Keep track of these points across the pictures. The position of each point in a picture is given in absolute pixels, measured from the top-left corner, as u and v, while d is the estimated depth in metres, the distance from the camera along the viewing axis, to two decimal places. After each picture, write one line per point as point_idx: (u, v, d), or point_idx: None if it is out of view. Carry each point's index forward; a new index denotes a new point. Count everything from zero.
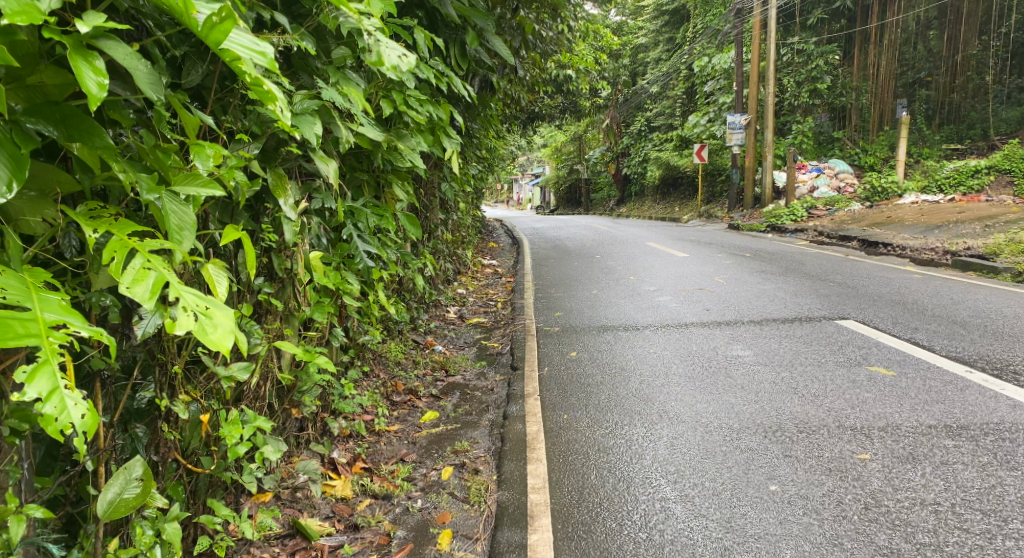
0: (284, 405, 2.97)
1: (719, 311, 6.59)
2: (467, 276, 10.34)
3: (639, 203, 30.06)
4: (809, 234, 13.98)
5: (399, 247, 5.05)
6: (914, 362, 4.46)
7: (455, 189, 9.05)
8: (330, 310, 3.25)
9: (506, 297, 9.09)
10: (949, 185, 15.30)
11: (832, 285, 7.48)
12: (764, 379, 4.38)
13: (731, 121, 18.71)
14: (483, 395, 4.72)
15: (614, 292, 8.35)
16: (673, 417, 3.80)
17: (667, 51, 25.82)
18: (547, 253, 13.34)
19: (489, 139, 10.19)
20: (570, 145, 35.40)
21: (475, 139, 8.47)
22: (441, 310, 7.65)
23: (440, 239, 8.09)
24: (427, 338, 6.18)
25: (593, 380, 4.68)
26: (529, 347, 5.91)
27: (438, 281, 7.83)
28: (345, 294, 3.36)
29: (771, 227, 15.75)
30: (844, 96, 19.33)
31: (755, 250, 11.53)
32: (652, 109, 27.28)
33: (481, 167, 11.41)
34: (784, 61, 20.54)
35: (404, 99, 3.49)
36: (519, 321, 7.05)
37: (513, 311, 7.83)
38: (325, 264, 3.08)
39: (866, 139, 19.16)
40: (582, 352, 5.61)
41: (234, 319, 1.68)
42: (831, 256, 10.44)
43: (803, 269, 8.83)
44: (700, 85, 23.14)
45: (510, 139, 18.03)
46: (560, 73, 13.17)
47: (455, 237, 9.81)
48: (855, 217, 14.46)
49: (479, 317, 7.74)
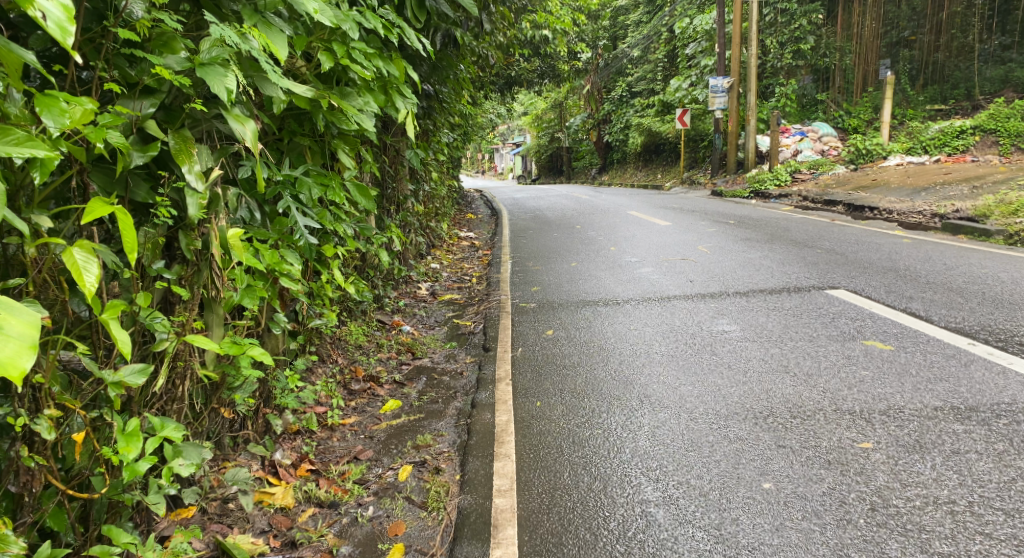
0: (211, 406, 2.64)
1: (702, 282, 6.27)
2: (442, 250, 9.98)
3: (621, 170, 29.75)
4: (793, 199, 13.70)
5: (356, 218, 4.70)
6: (912, 334, 4.14)
7: (425, 159, 8.65)
8: (266, 295, 2.91)
9: (481, 271, 8.76)
10: (934, 146, 15.03)
11: (820, 253, 7.17)
12: (751, 357, 4.06)
13: (713, 85, 18.34)
14: (452, 379, 4.39)
15: (594, 264, 8.04)
16: (654, 402, 3.48)
17: (647, 14, 25.34)
18: (526, 223, 13.00)
19: (461, 106, 9.80)
20: (550, 113, 34.99)
21: (444, 103, 8.08)
22: (411, 286, 7.30)
23: (410, 211, 7.72)
24: (394, 317, 5.86)
25: (570, 362, 4.35)
26: (502, 326, 5.57)
27: (408, 256, 7.47)
28: (283, 276, 3.02)
29: (755, 193, 15.47)
30: (828, 56, 19.00)
31: (740, 217, 11.23)
32: (632, 75, 26.88)
33: (455, 136, 10.99)
34: (768, 21, 19.88)
35: (347, 52, 3.22)
36: (494, 298, 6.72)
37: (488, 286, 7.50)
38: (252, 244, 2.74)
39: (849, 101, 18.88)
40: (559, 330, 5.26)
41: (30, 333, 1.51)
42: (818, 221, 10.14)
43: (789, 236, 8.53)
44: (681, 49, 22.73)
45: (488, 106, 17.63)
46: (536, 35, 12.71)
47: (428, 208, 9.45)
48: (839, 181, 14.17)
49: (452, 294, 7.40)
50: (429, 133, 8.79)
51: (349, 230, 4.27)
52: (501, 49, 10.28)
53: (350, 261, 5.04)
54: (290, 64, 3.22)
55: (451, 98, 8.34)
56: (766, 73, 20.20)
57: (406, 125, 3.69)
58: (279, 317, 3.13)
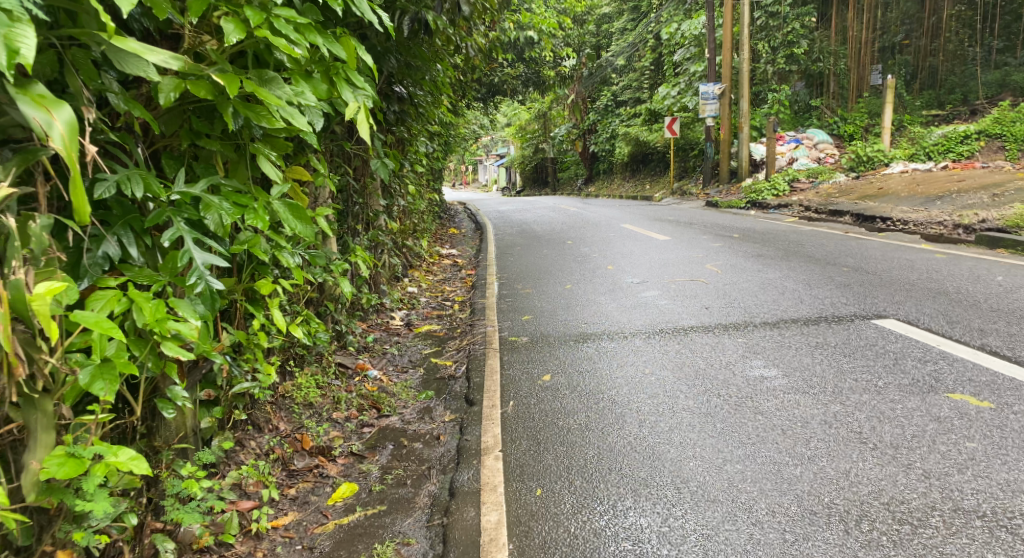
0: (43, 547, 1.93)
1: (720, 310, 5.39)
2: (421, 270, 9.07)
3: (608, 181, 28.94)
4: (795, 210, 12.89)
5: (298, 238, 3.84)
6: (1013, 387, 3.25)
7: (397, 171, 7.79)
8: (152, 368, 2.10)
9: (464, 294, 7.89)
10: (938, 153, 14.21)
11: (847, 272, 6.29)
12: (809, 419, 3.18)
13: (704, 91, 17.58)
14: (426, 448, 3.46)
15: (590, 286, 7.17)
16: (698, 492, 2.63)
17: (632, 21, 24.72)
18: (513, 238, 12.12)
19: (440, 113, 8.97)
20: (533, 124, 34.28)
21: (418, 106, 7.24)
22: (383, 316, 6.38)
23: (382, 229, 6.85)
24: (359, 359, 4.98)
25: (574, 423, 3.44)
26: (489, 369, 4.65)
27: (379, 281, 6.59)
28: (165, 341, 2.08)
29: (752, 203, 14.66)
30: (822, 61, 18.17)
31: (743, 229, 10.40)
32: (617, 84, 26.19)
33: (434, 147, 10.13)
34: (758, 25, 18.75)
35: (268, 19, 2.36)
36: (478, 330, 5.84)
37: (472, 314, 6.59)
38: (130, 298, 2.01)
39: (844, 107, 18.13)
40: (558, 375, 4.33)
41: None
42: (831, 234, 9.29)
43: (805, 251, 7.68)
44: (668, 56, 22.04)
45: (470, 116, 16.80)
46: (520, 37, 11.91)
47: (404, 224, 8.59)
48: (842, 189, 13.34)
49: (431, 324, 6.47)
50: (405, 143, 7.94)
51: (290, 258, 3.40)
52: (480, 51, 9.48)
53: (298, 295, 4.14)
54: (194, 38, 2.40)
55: (430, 102, 7.52)
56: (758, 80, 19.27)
57: (357, 132, 2.81)
58: (179, 387, 2.30)
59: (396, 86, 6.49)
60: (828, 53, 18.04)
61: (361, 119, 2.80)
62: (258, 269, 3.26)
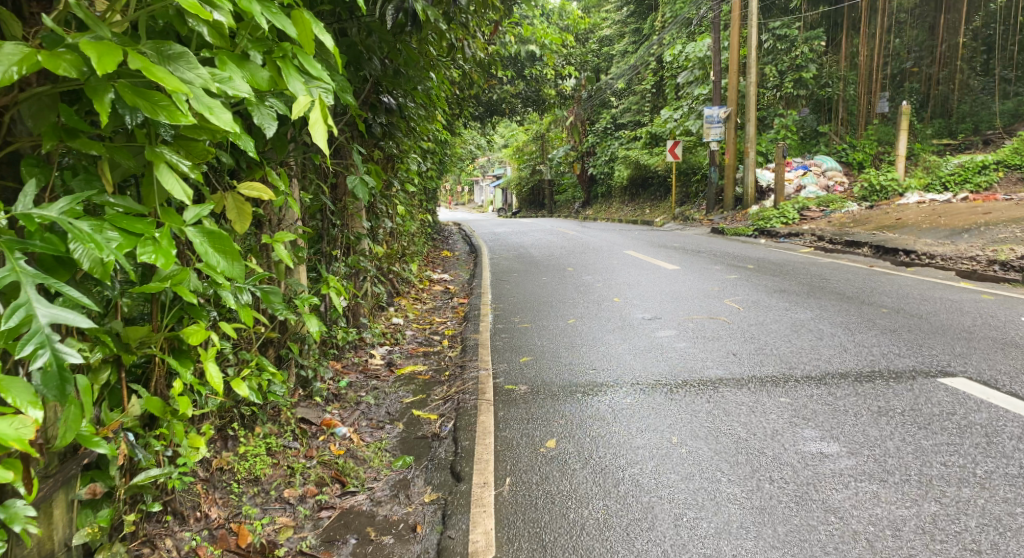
0: None
1: (750, 357, 4.69)
2: (409, 298, 8.33)
3: (606, 205, 28.28)
4: (807, 238, 12.18)
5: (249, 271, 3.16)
6: None
7: (383, 191, 7.09)
8: None
9: (453, 326, 7.17)
10: (955, 183, 13.28)
11: (887, 313, 5.57)
12: (899, 525, 2.54)
13: (708, 114, 16.98)
14: (397, 545, 2.80)
15: (595, 321, 6.46)
16: None
17: (633, 44, 24.32)
18: (509, 263, 11.41)
19: (434, 129, 8.30)
20: (531, 145, 33.71)
21: (406, 118, 6.55)
22: (361, 355, 5.66)
23: (365, 254, 6.16)
24: (327, 412, 4.26)
25: (590, 519, 2.77)
26: (481, 428, 3.91)
27: (357, 314, 5.87)
28: None
29: (760, 231, 13.94)
30: (830, 86, 17.54)
31: (757, 260, 9.69)
32: (618, 106, 25.77)
33: (428, 165, 9.47)
34: (765, 48, 18.12)
35: None
36: (469, 375, 5.10)
37: (462, 353, 5.85)
38: None
39: (853, 134, 17.45)
40: (564, 440, 3.58)
41: None
42: (855, 267, 8.56)
43: (832, 287, 6.95)
44: (671, 79, 21.53)
45: (467, 134, 16.18)
46: (520, 50, 11.30)
47: (392, 248, 7.88)
48: (857, 218, 12.64)
49: (415, 363, 5.72)
50: (394, 159, 7.27)
51: (231, 299, 2.73)
52: (477, 63, 8.85)
53: (250, 342, 3.44)
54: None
55: (422, 116, 6.85)
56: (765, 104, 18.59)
57: (311, 136, 2.11)
58: (20, 506, 1.84)
59: (384, 96, 5.81)
60: (837, 78, 17.40)
61: (318, 121, 2.11)
62: (189, 313, 2.65)
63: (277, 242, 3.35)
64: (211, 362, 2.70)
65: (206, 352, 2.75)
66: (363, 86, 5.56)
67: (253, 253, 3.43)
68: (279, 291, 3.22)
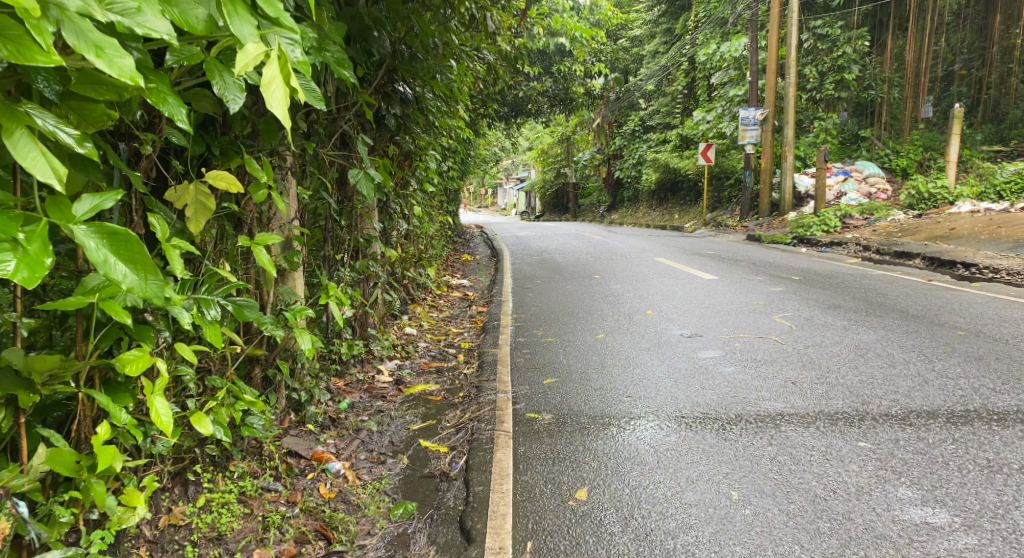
0: None
1: (813, 388, 4.06)
2: (425, 305, 7.76)
3: (633, 209, 27.53)
4: (850, 248, 11.43)
5: (219, 279, 2.65)
6: None
7: (399, 190, 6.54)
8: None
9: (471, 337, 6.58)
10: (1011, 192, 12.38)
11: (965, 336, 4.88)
12: None
13: (743, 116, 16.27)
14: None
15: (627, 337, 5.83)
16: None
17: (664, 44, 23.71)
18: (532, 269, 10.78)
19: (456, 126, 7.75)
20: (557, 147, 33.12)
21: (425, 109, 5.98)
22: (368, 371, 5.09)
23: (375, 258, 5.60)
24: (321, 443, 3.69)
25: None
26: (500, 468, 3.30)
27: (364, 324, 5.31)
28: None
29: (799, 239, 13.19)
30: (873, 88, 16.69)
31: (801, 271, 8.99)
32: (647, 108, 25.08)
33: (450, 165, 8.90)
34: (805, 48, 17.34)
35: None
36: (486, 398, 4.50)
37: (479, 371, 5.24)
38: None
39: (896, 139, 16.60)
40: (596, 491, 2.99)
41: None
42: (912, 281, 7.82)
43: (893, 304, 6.26)
44: (704, 80, 20.83)
45: (493, 133, 15.65)
46: (550, 43, 10.73)
47: (407, 250, 7.33)
48: (904, 228, 11.88)
49: (427, 381, 5.12)
50: (410, 156, 6.72)
51: (185, 316, 2.22)
52: (501, 55, 8.27)
53: (224, 366, 2.93)
54: None
55: (443, 108, 6.30)
56: (804, 106, 17.81)
57: (264, 98, 1.62)
58: None
59: (399, 84, 5.26)
60: (881, 80, 16.55)
61: (275, 80, 1.62)
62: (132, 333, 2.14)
63: (257, 245, 2.83)
64: (158, 396, 2.19)
65: (157, 384, 2.21)
66: (375, 72, 5.00)
67: (230, 259, 2.91)
68: (256, 305, 2.72)
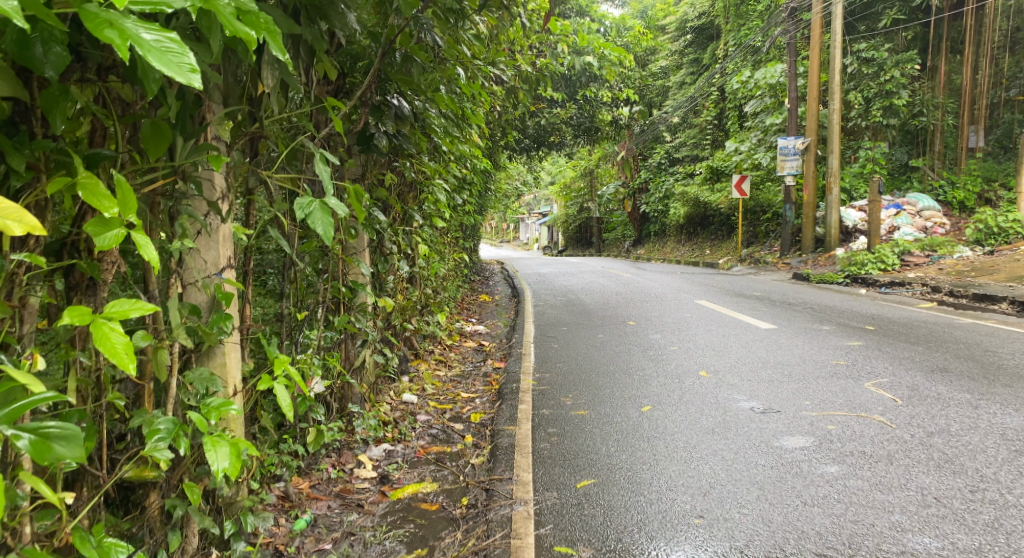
0: None
1: (975, 517, 2.84)
2: (431, 361, 6.54)
3: (660, 244, 26.26)
4: (916, 288, 10.11)
5: (10, 388, 1.54)
6: None
7: (398, 226, 5.37)
8: None
9: (483, 405, 5.36)
10: None
11: None
12: None
13: (783, 146, 15.01)
14: None
15: (681, 410, 4.57)
16: None
17: (691, 75, 22.75)
18: (556, 312, 9.57)
19: (470, 152, 6.63)
20: (579, 182, 32.01)
21: (429, 128, 4.85)
22: (345, 463, 3.88)
23: (364, 314, 4.40)
24: None
25: None
26: None
27: (340, 398, 4.11)
28: None
29: (852, 278, 11.88)
30: (924, 115, 15.39)
31: (872, 318, 7.69)
32: (673, 140, 23.96)
33: (463, 198, 7.75)
34: (848, 74, 16.16)
35: None
36: (499, 510, 3.26)
37: (491, 462, 3.97)
38: None
39: (950, 170, 15.27)
40: None
41: None
42: (1016, 332, 6.50)
43: (1015, 368, 4.96)
44: (737, 108, 19.71)
45: (514, 165, 14.51)
46: (575, 63, 9.63)
47: (410, 297, 6.16)
48: (975, 266, 10.58)
49: (424, 474, 3.90)
50: (414, 186, 5.58)
51: None
52: (520, 74, 7.19)
53: (55, 521, 1.83)
54: None
55: (453, 130, 5.17)
56: (847, 136, 16.58)
57: None
58: None
59: (393, 96, 4.13)
60: (934, 106, 15.29)
61: None
62: None
63: (97, 323, 1.69)
64: None
65: None
66: (359, 78, 3.86)
67: (62, 349, 1.82)
68: (75, 435, 1.57)
